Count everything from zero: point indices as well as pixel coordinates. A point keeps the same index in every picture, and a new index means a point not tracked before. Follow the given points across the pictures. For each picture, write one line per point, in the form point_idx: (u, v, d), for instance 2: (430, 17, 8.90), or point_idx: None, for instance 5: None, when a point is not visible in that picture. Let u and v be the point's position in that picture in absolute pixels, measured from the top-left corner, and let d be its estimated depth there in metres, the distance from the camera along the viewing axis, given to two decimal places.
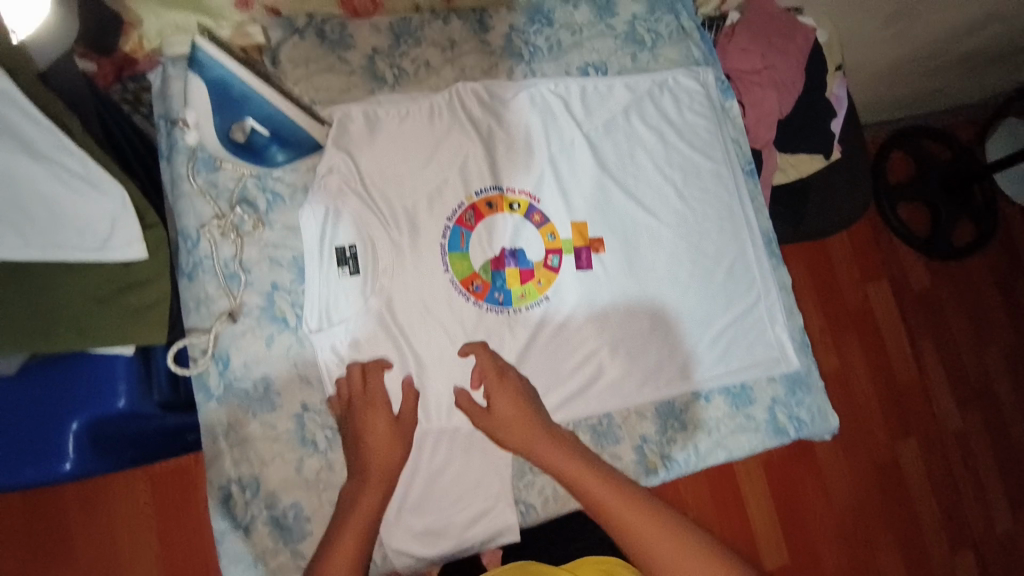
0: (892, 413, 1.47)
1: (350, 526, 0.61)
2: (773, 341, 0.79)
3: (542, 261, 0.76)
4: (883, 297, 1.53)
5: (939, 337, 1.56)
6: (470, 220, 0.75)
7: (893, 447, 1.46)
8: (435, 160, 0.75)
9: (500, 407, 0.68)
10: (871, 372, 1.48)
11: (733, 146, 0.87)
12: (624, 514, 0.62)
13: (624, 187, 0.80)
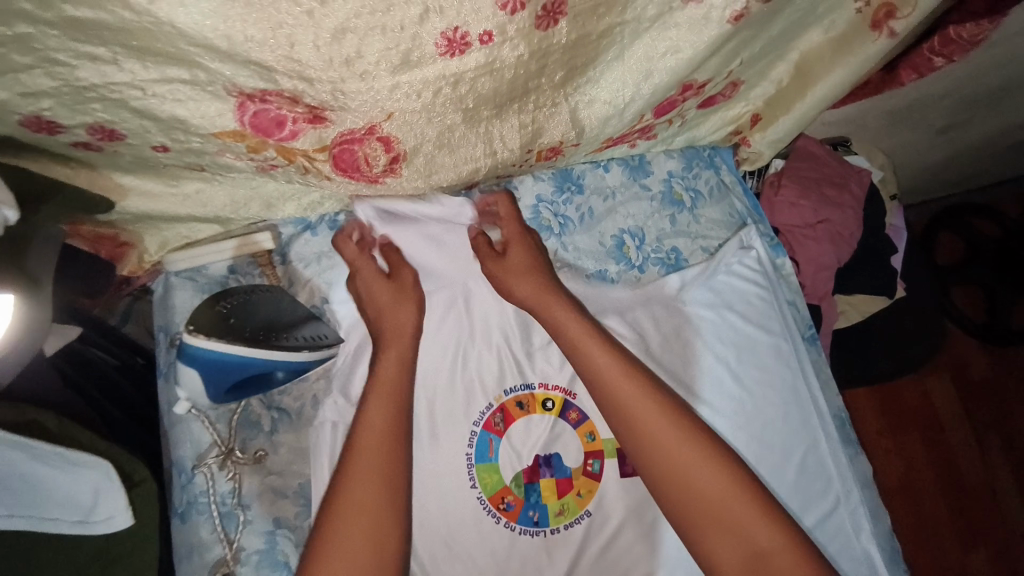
0: (960, 524, 1.24)
1: (376, 401, 0.57)
2: (858, 548, 0.69)
3: (581, 467, 0.67)
4: (944, 392, 1.32)
5: (1013, 435, 1.29)
6: (499, 423, 0.67)
7: (967, 565, 1.21)
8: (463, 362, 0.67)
9: (519, 261, 0.64)
10: (936, 477, 1.27)
11: (790, 310, 0.78)
12: (682, 461, 0.56)
13: (671, 372, 0.72)
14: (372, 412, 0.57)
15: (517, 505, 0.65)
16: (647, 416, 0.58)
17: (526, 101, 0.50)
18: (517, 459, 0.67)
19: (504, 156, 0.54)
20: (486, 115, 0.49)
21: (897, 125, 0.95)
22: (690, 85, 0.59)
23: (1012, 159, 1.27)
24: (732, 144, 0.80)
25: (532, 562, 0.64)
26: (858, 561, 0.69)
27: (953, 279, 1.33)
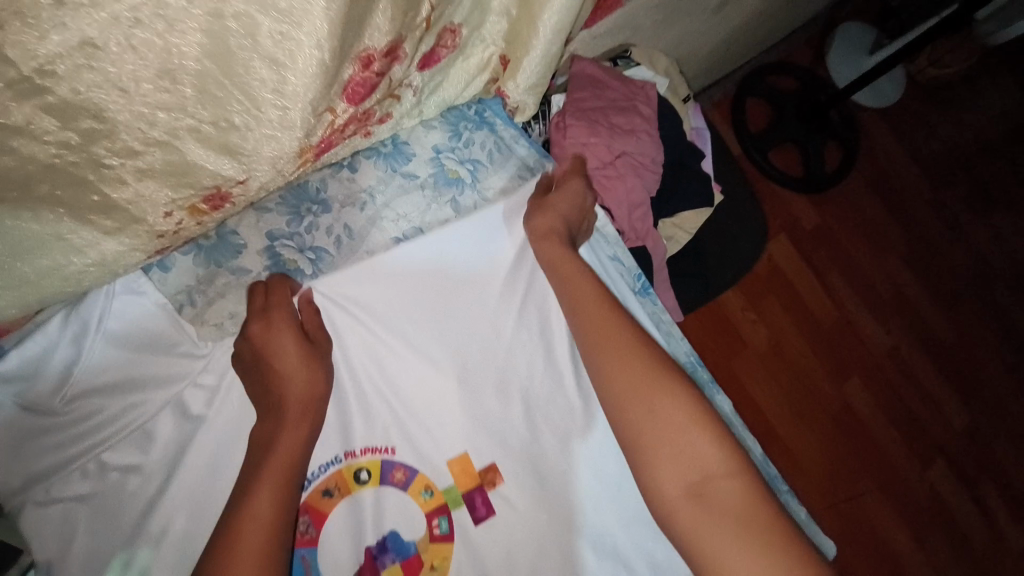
0: (829, 359, 1.50)
1: (268, 478, 0.48)
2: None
3: (426, 532, 0.57)
4: (784, 251, 1.53)
5: (847, 269, 1.56)
6: (309, 528, 0.55)
7: (842, 392, 1.50)
8: (170, 489, 0.52)
9: (563, 208, 0.64)
10: (800, 329, 1.50)
11: (613, 266, 0.69)
12: (647, 394, 0.54)
13: (501, 388, 0.61)
14: (267, 488, 0.48)
15: None
16: (612, 355, 0.56)
17: (102, 167, 0.40)
18: (345, 559, 0.55)
19: (112, 225, 0.45)
20: (22, 191, 0.37)
21: (675, 17, 0.87)
22: (369, 57, 0.46)
23: (785, 18, 1.32)
24: (497, 94, 0.67)
25: None
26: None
27: (768, 141, 1.45)
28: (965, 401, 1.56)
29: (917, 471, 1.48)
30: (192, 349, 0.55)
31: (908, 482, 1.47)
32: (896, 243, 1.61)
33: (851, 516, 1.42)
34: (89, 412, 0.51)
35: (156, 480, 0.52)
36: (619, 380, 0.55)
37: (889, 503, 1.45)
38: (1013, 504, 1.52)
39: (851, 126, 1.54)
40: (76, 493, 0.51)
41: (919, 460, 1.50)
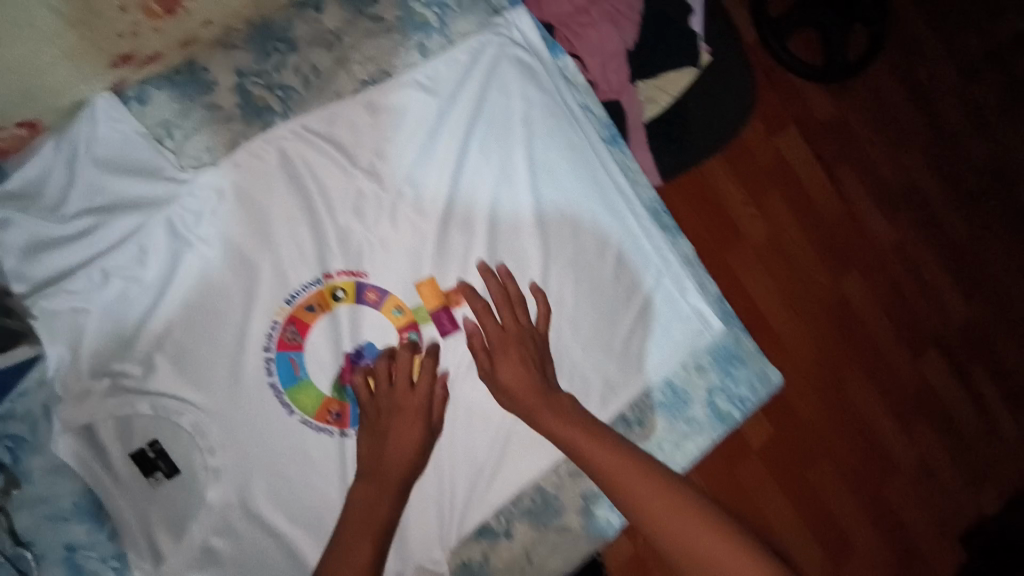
0: (826, 251, 1.35)
1: (380, 492, 0.56)
2: (687, 311, 0.72)
3: (399, 345, 0.62)
4: (795, 145, 1.36)
5: (855, 160, 1.40)
6: (294, 336, 0.60)
7: (839, 285, 1.35)
8: (167, 296, 0.57)
9: (506, 373, 0.61)
10: (800, 220, 1.34)
11: (583, 116, 0.70)
12: (668, 517, 0.53)
13: (467, 222, 0.65)
14: (381, 502, 0.55)
15: (345, 412, 0.60)
16: (499, 374, 0.61)
17: None
18: (327, 363, 0.60)
19: (72, 12, 0.48)
20: None
21: None
22: None
23: None
24: None
25: None
26: (682, 321, 0.71)
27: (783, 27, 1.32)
28: (971, 296, 1.42)
29: (911, 367, 1.36)
30: (173, 174, 0.58)
31: (905, 383, 1.35)
32: (914, 141, 1.45)
33: (839, 414, 1.29)
34: (89, 228, 0.56)
35: (152, 292, 0.58)
36: (634, 501, 0.54)
37: (884, 404, 1.33)
38: (1011, 400, 1.41)
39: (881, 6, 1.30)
40: (82, 296, 0.56)
41: (915, 356, 1.37)
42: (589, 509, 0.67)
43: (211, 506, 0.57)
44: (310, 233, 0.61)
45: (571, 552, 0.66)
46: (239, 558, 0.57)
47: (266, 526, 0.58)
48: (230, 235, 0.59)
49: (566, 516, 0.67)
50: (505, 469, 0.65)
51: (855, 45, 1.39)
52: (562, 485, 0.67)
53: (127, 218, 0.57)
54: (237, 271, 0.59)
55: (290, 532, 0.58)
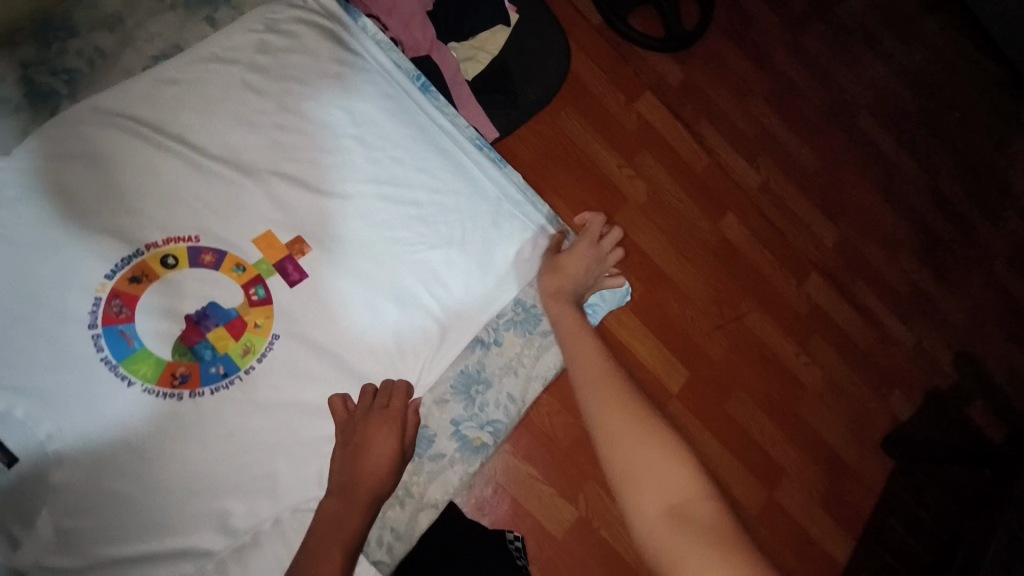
0: (702, 199, 1.35)
1: (354, 502, 0.57)
2: (523, 229, 0.75)
3: (246, 300, 0.63)
4: (653, 107, 1.35)
5: (711, 115, 1.41)
6: (122, 311, 0.59)
7: (721, 230, 1.35)
8: None
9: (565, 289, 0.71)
10: (672, 173, 1.33)
11: (388, 66, 0.75)
12: (635, 441, 0.47)
13: (286, 176, 0.67)
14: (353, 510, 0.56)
15: (193, 372, 0.59)
16: (551, 307, 0.67)
17: None
18: (167, 328, 0.60)
19: None
20: None
21: None
22: None
23: None
24: None
25: (236, 411, 0.60)
26: (522, 239, 0.75)
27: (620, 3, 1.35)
28: (837, 221, 1.45)
29: (800, 296, 1.36)
30: None
31: (799, 312, 1.36)
32: (761, 89, 1.46)
33: (743, 351, 1.30)
34: None
35: None
36: (605, 417, 0.50)
37: (785, 334, 1.33)
38: (896, 305, 1.44)
39: None
40: None
41: (801, 286, 1.37)
42: (461, 433, 0.69)
43: (53, 496, 0.54)
44: (118, 203, 0.61)
45: (451, 476, 0.68)
46: (102, 534, 0.54)
47: (116, 507, 0.55)
48: (29, 217, 0.58)
49: (441, 443, 0.68)
50: None
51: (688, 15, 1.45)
52: (431, 413, 0.68)
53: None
54: (46, 250, 0.58)
55: (144, 512, 0.55)
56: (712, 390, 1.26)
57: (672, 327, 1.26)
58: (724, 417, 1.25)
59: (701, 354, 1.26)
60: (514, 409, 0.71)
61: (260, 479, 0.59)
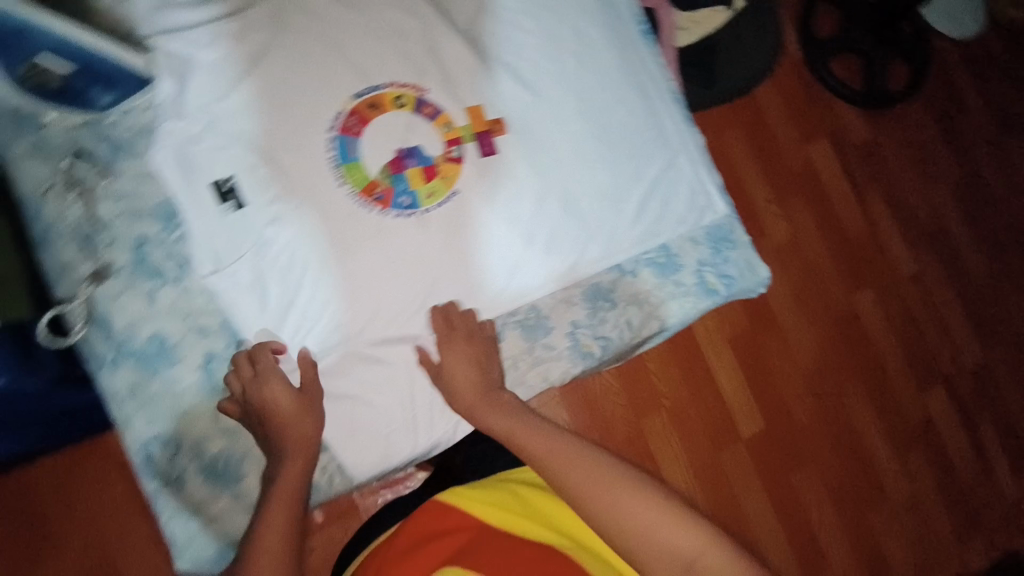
0: (846, 265, 1.46)
1: (298, 459, 0.63)
2: (692, 182, 0.79)
3: (444, 155, 0.72)
4: (824, 158, 1.48)
5: (885, 187, 1.52)
6: (355, 127, 0.69)
7: (852, 300, 1.46)
8: (257, 66, 0.66)
9: (459, 382, 0.69)
10: (820, 230, 1.45)
11: (625, 5, 0.82)
12: (606, 492, 0.63)
13: (509, 66, 0.75)
14: (294, 467, 0.62)
15: (388, 195, 0.69)
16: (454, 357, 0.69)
17: None
18: (382, 153, 0.70)
19: None
20: None
21: None
22: None
23: None
24: None
25: (409, 239, 0.69)
26: (692, 197, 0.79)
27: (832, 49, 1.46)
28: (978, 335, 1.55)
29: (914, 394, 1.48)
30: None
31: (899, 397, 1.46)
32: (948, 177, 1.57)
33: (827, 415, 1.41)
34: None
35: (245, 60, 0.66)
36: (571, 486, 0.64)
37: (873, 410, 1.44)
38: (990, 434, 1.53)
39: (921, 45, 1.50)
40: (191, 43, 0.65)
41: (919, 386, 1.48)
42: (575, 335, 0.76)
43: (257, 245, 0.65)
44: (382, 42, 0.71)
45: (553, 368, 0.75)
46: (287, 292, 0.66)
47: (301, 273, 0.66)
48: (314, 29, 0.69)
49: (554, 337, 0.76)
50: (513, 283, 0.73)
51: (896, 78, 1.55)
52: (556, 307, 0.76)
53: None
54: (323, 60, 0.69)
55: (320, 288, 0.66)
56: (788, 436, 1.37)
57: (770, 370, 1.37)
58: (800, 470, 1.36)
59: (785, 408, 1.37)
60: (628, 335, 0.77)
61: (415, 302, 0.69)
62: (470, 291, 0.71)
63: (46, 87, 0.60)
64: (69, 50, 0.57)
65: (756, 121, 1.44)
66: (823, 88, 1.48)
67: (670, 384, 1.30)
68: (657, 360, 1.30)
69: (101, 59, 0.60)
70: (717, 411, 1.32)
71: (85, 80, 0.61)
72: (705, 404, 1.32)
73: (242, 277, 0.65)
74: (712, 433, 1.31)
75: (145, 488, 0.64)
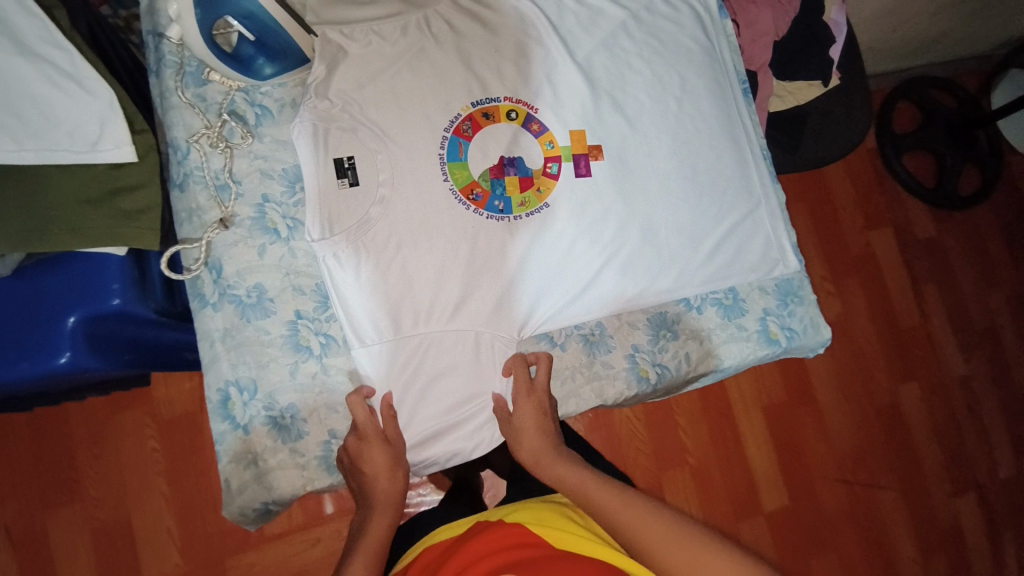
0: (893, 356, 1.44)
1: (383, 514, 0.67)
2: (768, 232, 0.82)
3: (542, 169, 0.76)
4: (887, 246, 1.49)
5: (943, 284, 1.51)
6: (467, 131, 0.75)
7: (896, 391, 1.43)
8: (397, 68, 0.74)
9: (527, 433, 0.70)
10: (873, 318, 1.45)
11: (729, 64, 0.88)
12: (632, 521, 0.62)
13: (615, 101, 0.80)
14: (383, 517, 0.67)
15: (485, 197, 0.74)
16: (522, 416, 0.71)
17: None
18: (487, 158, 0.75)
19: None
20: None
21: None
22: None
23: (969, 23, 1.42)
24: None
25: (497, 240, 0.73)
26: (768, 249, 0.81)
27: (910, 142, 1.49)
28: (1021, 453, 1.49)
29: (946, 501, 1.42)
30: None
31: (933, 503, 1.41)
32: (1007, 285, 1.55)
33: (856, 504, 1.36)
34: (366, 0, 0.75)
35: (387, 58, 0.74)
36: (611, 516, 0.64)
37: (903, 509, 1.39)
38: None
39: (997, 154, 1.52)
40: (347, 36, 0.73)
41: (953, 493, 1.43)
42: (634, 358, 0.78)
43: (359, 220, 0.70)
44: (508, 63, 0.78)
45: (608, 387, 0.77)
46: (382, 269, 0.69)
47: (393, 255, 0.70)
48: (450, 44, 0.76)
49: (613, 356, 0.78)
50: (584, 301, 0.75)
51: (966, 182, 1.57)
52: (620, 329, 0.79)
53: (389, 3, 0.75)
54: (454, 70, 0.75)
55: (408, 273, 0.70)
56: (813, 517, 1.33)
57: (802, 449, 1.35)
58: (819, 554, 1.32)
59: (814, 490, 1.33)
60: (685, 367, 0.79)
61: (490, 301, 0.71)
62: (543, 301, 0.74)
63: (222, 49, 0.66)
64: (258, 16, 0.62)
65: (822, 199, 1.47)
66: (894, 177, 1.50)
67: (696, 442, 1.29)
68: (690, 416, 1.30)
69: (280, 32, 0.66)
70: (741, 479, 1.30)
71: (253, 48, 0.67)
72: (728, 468, 1.30)
73: (342, 246, 0.69)
74: (733, 501, 1.29)
75: (215, 429, 0.67)
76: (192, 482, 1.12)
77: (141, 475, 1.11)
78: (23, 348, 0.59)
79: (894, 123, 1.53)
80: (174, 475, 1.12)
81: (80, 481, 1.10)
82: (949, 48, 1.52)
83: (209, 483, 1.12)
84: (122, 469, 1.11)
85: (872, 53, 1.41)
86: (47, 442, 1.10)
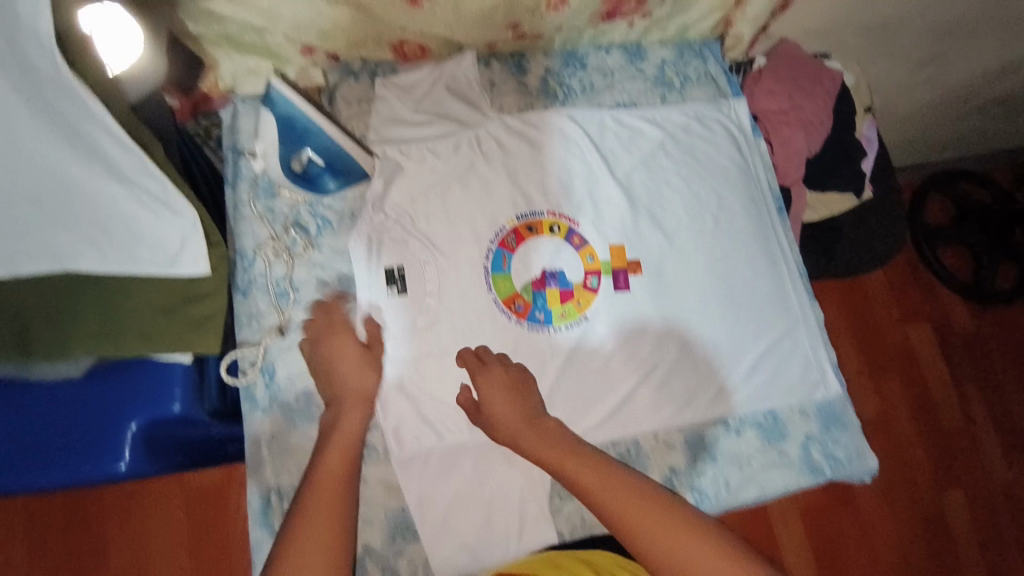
0: (937, 458, 1.37)
1: (328, 478, 0.61)
2: (806, 352, 0.82)
3: (581, 282, 0.79)
4: (926, 342, 1.45)
5: (987, 385, 1.46)
6: (512, 243, 0.79)
7: (943, 500, 1.35)
8: (450, 185, 0.79)
9: (499, 410, 0.69)
10: (913, 418, 1.39)
11: (764, 180, 0.91)
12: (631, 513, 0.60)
13: (652, 216, 0.83)
14: (329, 479, 0.61)
15: (526, 308, 0.76)
16: (498, 403, 0.69)
17: None
18: (528, 270, 0.78)
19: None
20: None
21: (882, 54, 1.09)
22: None
23: (997, 125, 1.44)
24: (720, 34, 0.94)
25: (536, 352, 0.75)
26: (806, 370, 0.81)
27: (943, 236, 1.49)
28: None
29: None
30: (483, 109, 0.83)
31: None
32: None
33: None
34: (424, 121, 0.81)
35: (440, 174, 0.79)
36: (609, 511, 0.61)
37: None
38: None
39: None
40: (405, 152, 0.79)
41: None
42: (672, 481, 0.76)
43: (405, 329, 0.74)
44: (552, 179, 0.82)
45: None
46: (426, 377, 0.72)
47: (437, 364, 0.73)
48: (499, 162, 0.81)
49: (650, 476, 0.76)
50: (622, 417, 0.75)
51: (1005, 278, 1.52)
52: (657, 448, 0.77)
53: (444, 124, 0.81)
54: (502, 185, 0.80)
55: (450, 383, 0.72)
56: None
57: (843, 560, 1.27)
58: None
59: None
60: (723, 495, 0.76)
61: None
62: (581, 415, 0.75)
63: (295, 171, 0.73)
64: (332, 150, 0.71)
65: (857, 296, 1.45)
66: (928, 270, 1.49)
67: None
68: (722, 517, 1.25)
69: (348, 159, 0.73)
70: None
71: (321, 168, 0.74)
72: None
73: (390, 355, 0.73)
74: None
75: (252, 536, 0.67)
76: (212, 562, 1.11)
77: (165, 552, 1.11)
78: (87, 454, 0.63)
79: (925, 216, 1.53)
80: (196, 554, 1.11)
81: (105, 554, 1.10)
82: (979, 146, 1.53)
83: (230, 563, 1.11)
84: (147, 544, 1.11)
85: (901, 149, 1.44)
86: (79, 509, 1.12)
